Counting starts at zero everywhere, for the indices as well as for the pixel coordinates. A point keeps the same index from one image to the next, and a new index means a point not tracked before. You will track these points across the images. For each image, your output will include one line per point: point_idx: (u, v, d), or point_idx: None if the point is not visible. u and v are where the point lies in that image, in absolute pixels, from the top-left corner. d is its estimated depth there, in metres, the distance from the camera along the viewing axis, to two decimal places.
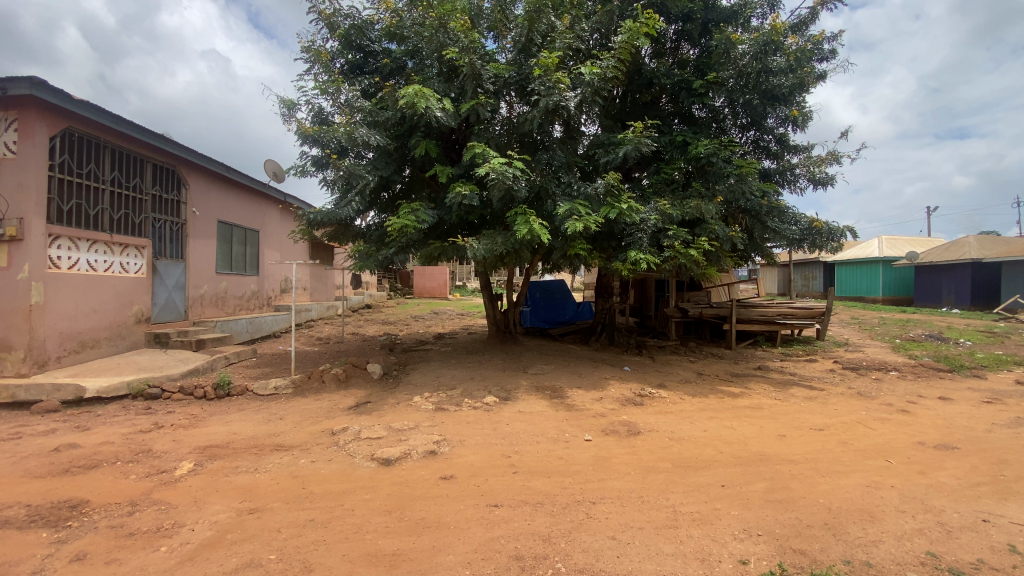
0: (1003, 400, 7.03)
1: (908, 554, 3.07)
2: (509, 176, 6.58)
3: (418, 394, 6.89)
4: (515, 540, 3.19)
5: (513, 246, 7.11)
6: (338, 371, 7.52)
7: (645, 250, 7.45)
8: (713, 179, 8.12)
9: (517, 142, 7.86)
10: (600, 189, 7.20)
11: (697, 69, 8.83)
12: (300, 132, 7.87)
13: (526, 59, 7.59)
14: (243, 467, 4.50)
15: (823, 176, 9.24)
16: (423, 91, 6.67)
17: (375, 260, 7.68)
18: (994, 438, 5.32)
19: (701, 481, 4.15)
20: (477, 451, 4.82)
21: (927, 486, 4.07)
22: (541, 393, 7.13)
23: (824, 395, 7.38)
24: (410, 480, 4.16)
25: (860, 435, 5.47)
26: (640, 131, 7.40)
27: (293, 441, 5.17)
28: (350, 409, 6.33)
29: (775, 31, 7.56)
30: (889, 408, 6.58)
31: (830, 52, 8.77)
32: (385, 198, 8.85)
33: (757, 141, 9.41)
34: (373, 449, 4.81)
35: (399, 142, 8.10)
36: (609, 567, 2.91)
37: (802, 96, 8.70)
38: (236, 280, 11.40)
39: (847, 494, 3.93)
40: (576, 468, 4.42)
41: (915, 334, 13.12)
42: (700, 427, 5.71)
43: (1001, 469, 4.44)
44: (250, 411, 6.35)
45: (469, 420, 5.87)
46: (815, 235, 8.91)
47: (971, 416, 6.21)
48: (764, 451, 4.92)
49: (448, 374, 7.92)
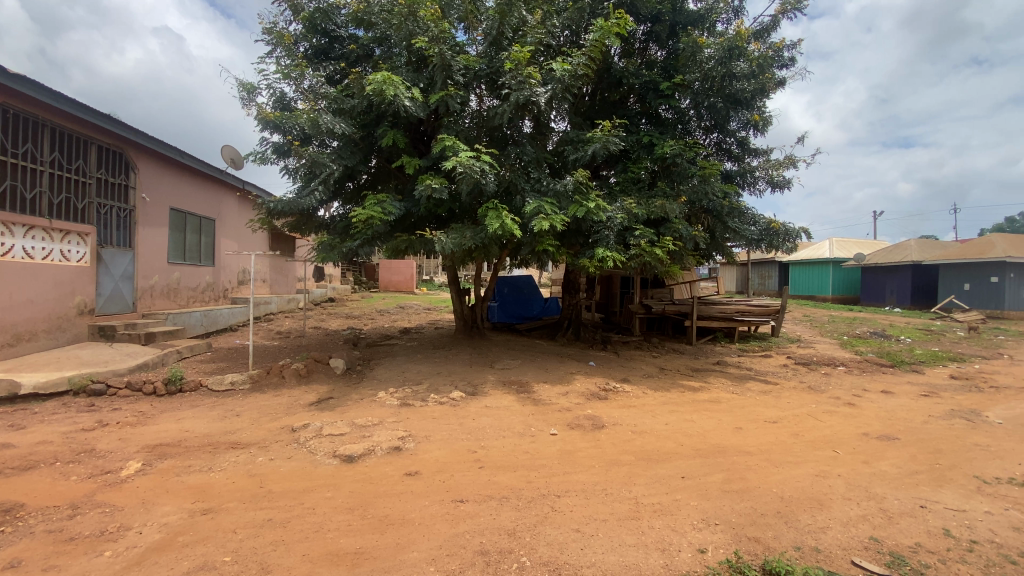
0: (938, 393, 7.51)
1: (853, 539, 3.24)
2: (478, 170, 6.50)
3: (382, 390, 6.75)
4: (480, 535, 3.17)
5: (481, 241, 7.06)
6: (298, 366, 7.30)
7: (612, 248, 7.54)
8: (678, 179, 8.33)
9: (486, 135, 7.78)
10: (569, 186, 7.23)
11: (665, 71, 9.02)
12: (260, 117, 7.60)
13: (497, 52, 7.52)
14: (196, 465, 4.31)
15: (781, 179, 9.59)
16: (391, 78, 6.53)
17: (339, 253, 7.48)
18: (929, 429, 5.67)
19: (663, 473, 4.25)
20: (442, 446, 4.78)
21: (870, 475, 4.30)
22: (508, 387, 7.13)
23: (778, 389, 7.69)
24: (374, 476, 4.08)
25: (810, 426, 5.74)
26: (608, 130, 7.48)
27: (251, 438, 4.98)
28: (311, 405, 6.15)
29: (739, 36, 7.92)
30: (837, 402, 6.92)
31: (790, 59, 9.10)
32: (350, 189, 8.64)
33: (719, 144, 9.63)
34: (336, 446, 4.69)
35: (365, 131, 7.88)
36: (572, 559, 2.94)
37: (763, 101, 8.98)
38: (189, 271, 10.87)
39: (798, 483, 4.10)
40: (542, 462, 4.45)
41: (861, 332, 13.85)
42: (662, 420, 5.84)
43: (936, 458, 4.73)
44: (204, 408, 6.08)
45: (435, 415, 5.80)
46: (773, 236, 9.20)
47: (910, 409, 6.60)
48: (722, 443, 5.08)
49: (413, 369, 7.81)
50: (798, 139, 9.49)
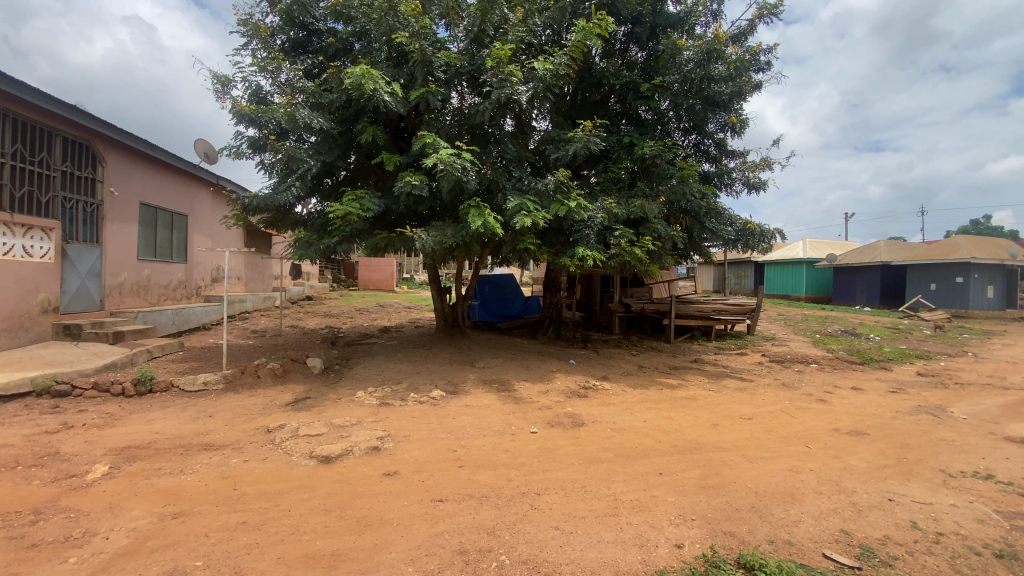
0: (905, 390, 7.77)
1: (824, 532, 3.32)
2: (459, 168, 6.46)
3: (360, 390, 6.67)
4: (459, 534, 3.16)
5: (462, 239, 7.01)
6: (274, 365, 7.16)
7: (592, 247, 7.58)
8: (657, 179, 8.42)
9: (467, 133, 7.74)
10: (550, 185, 7.23)
11: (645, 72, 9.11)
12: (234, 110, 7.41)
13: (478, 49, 7.48)
14: (167, 468, 4.19)
15: (757, 180, 9.77)
16: (371, 72, 6.44)
17: (316, 250, 7.35)
18: (897, 424, 5.86)
19: (641, 470, 4.30)
20: (421, 446, 4.74)
21: (840, 470, 4.43)
22: (489, 386, 7.11)
23: (753, 386, 7.86)
24: (351, 477, 4.03)
25: (784, 422, 5.87)
26: (589, 130, 7.52)
27: (224, 439, 4.87)
28: (287, 406, 6.03)
29: (717, 39, 8.04)
30: (810, 399, 7.09)
31: (766, 63, 9.27)
32: (328, 185, 8.49)
33: (698, 145, 9.76)
34: (313, 446, 4.62)
35: (344, 127, 7.76)
36: (551, 557, 2.94)
37: (740, 104, 9.13)
38: (160, 268, 10.55)
39: (772, 478, 4.19)
40: (522, 460, 4.45)
41: (833, 330, 14.23)
42: (640, 417, 5.91)
43: (904, 453, 4.89)
44: (175, 408, 5.92)
45: (415, 414, 5.75)
46: (749, 236, 9.35)
47: (879, 405, 6.81)
48: (698, 439, 5.16)
49: (393, 368, 7.73)
50: (773, 142, 9.67)
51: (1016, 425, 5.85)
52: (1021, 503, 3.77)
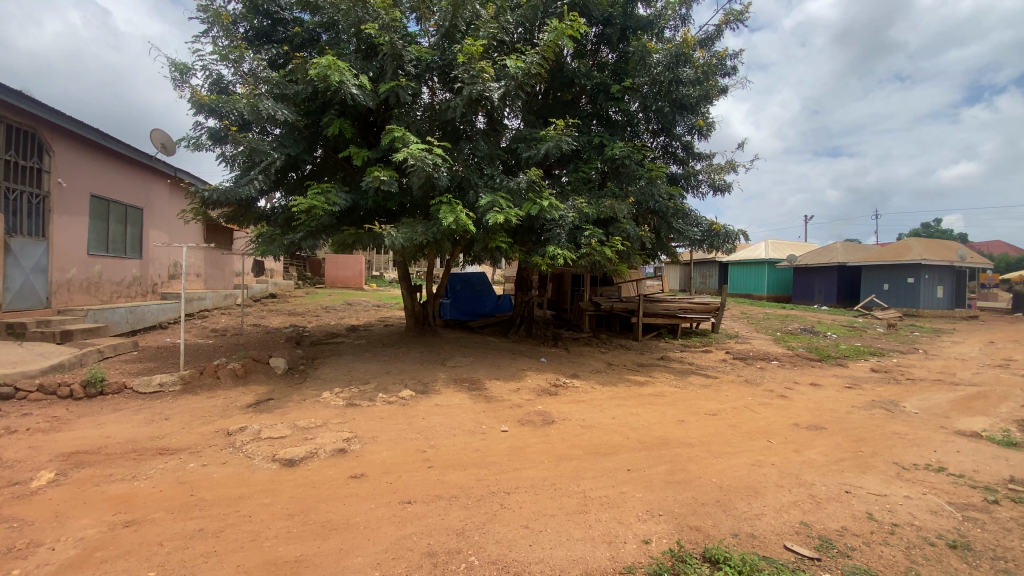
0: (860, 385, 8.12)
1: (785, 524, 3.42)
2: (430, 163, 6.37)
3: (327, 390, 6.50)
4: (427, 536, 3.11)
5: (433, 237, 6.92)
6: (235, 366, 6.89)
7: (563, 246, 7.61)
8: (626, 180, 8.53)
9: (438, 129, 7.64)
10: (523, 184, 7.21)
11: (615, 74, 9.22)
12: (194, 99, 7.11)
13: (449, 45, 7.40)
14: (119, 474, 3.97)
15: (722, 182, 10.02)
16: (337, 64, 6.27)
17: (280, 245, 7.12)
18: (853, 419, 6.11)
19: (610, 467, 4.34)
20: (390, 447, 4.65)
21: (800, 463, 4.58)
22: (460, 385, 7.04)
23: (717, 383, 8.08)
24: (316, 480, 3.91)
25: (747, 418, 6.04)
26: (561, 129, 7.54)
27: (181, 443, 4.66)
28: (249, 407, 5.82)
29: (685, 43, 8.20)
30: (772, 394, 7.33)
31: (732, 68, 9.51)
32: (293, 179, 8.24)
33: (666, 147, 9.93)
34: (276, 449, 4.47)
35: (310, 119, 7.55)
36: (521, 556, 2.93)
37: (707, 107, 9.32)
38: (113, 263, 10.02)
39: (735, 472, 4.30)
40: (492, 459, 4.42)
41: (794, 328, 14.76)
42: (609, 414, 5.97)
43: (859, 446, 5.10)
44: (127, 412, 5.61)
45: (382, 415, 5.64)
46: (714, 237, 9.56)
47: (836, 400, 7.09)
48: (666, 435, 5.25)
49: (361, 368, 7.57)
50: (738, 146, 9.94)
51: (963, 419, 6.19)
52: (970, 494, 3.97)
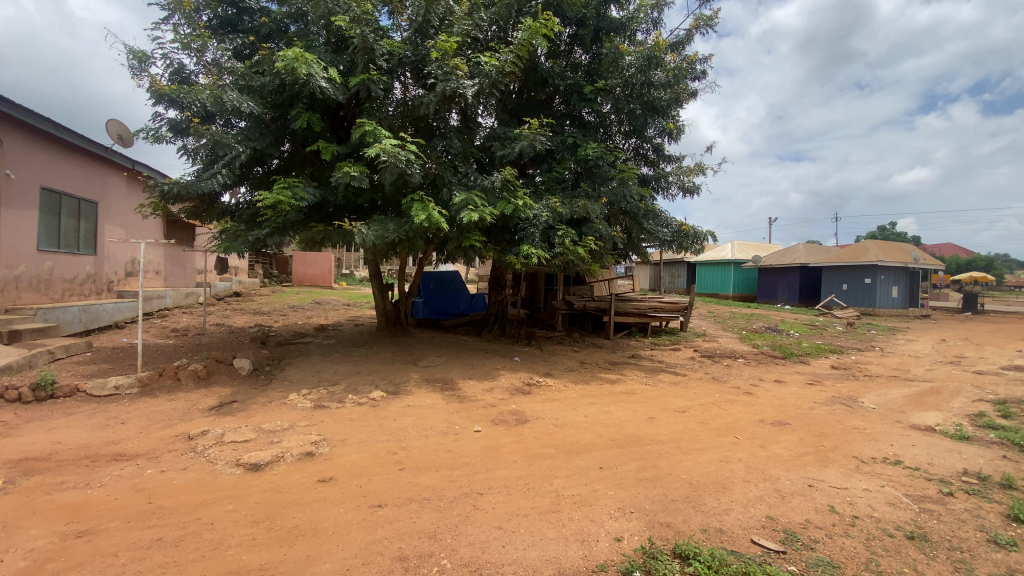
0: (821, 382, 8.43)
1: (752, 519, 3.50)
2: (403, 160, 6.26)
3: (294, 392, 6.32)
4: (398, 540, 3.04)
5: (405, 235, 6.80)
6: (196, 367, 6.62)
7: (537, 245, 7.62)
8: (598, 181, 8.60)
9: (411, 126, 7.52)
10: (497, 183, 7.17)
11: (588, 75, 9.29)
12: (153, 89, 6.80)
13: (422, 40, 7.29)
14: (70, 482, 3.75)
15: (691, 184, 10.22)
16: (305, 56, 6.10)
17: (245, 242, 6.88)
18: (814, 414, 6.33)
19: (582, 465, 4.36)
20: (359, 450, 4.55)
21: (766, 458, 4.70)
22: (432, 386, 6.96)
23: (686, 380, 8.25)
24: (283, 485, 3.79)
25: (715, 414, 6.17)
26: (535, 129, 7.54)
27: (138, 449, 4.44)
28: (212, 410, 5.61)
29: (657, 47, 8.32)
30: (738, 391, 7.52)
31: (702, 72, 9.71)
32: (259, 173, 7.99)
33: (637, 149, 10.05)
34: (240, 453, 4.31)
35: (278, 112, 7.33)
36: (494, 558, 2.90)
37: (677, 110, 9.48)
38: (65, 260, 9.50)
39: (704, 468, 4.38)
40: (465, 460, 4.38)
41: (758, 327, 15.22)
42: (582, 413, 6.01)
43: (821, 441, 5.28)
44: (80, 416, 5.31)
45: (352, 417, 5.52)
46: (683, 238, 9.73)
47: (798, 396, 7.33)
48: (636, 433, 5.31)
49: (330, 369, 7.39)
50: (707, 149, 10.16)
51: (917, 413, 6.49)
52: (926, 486, 4.14)
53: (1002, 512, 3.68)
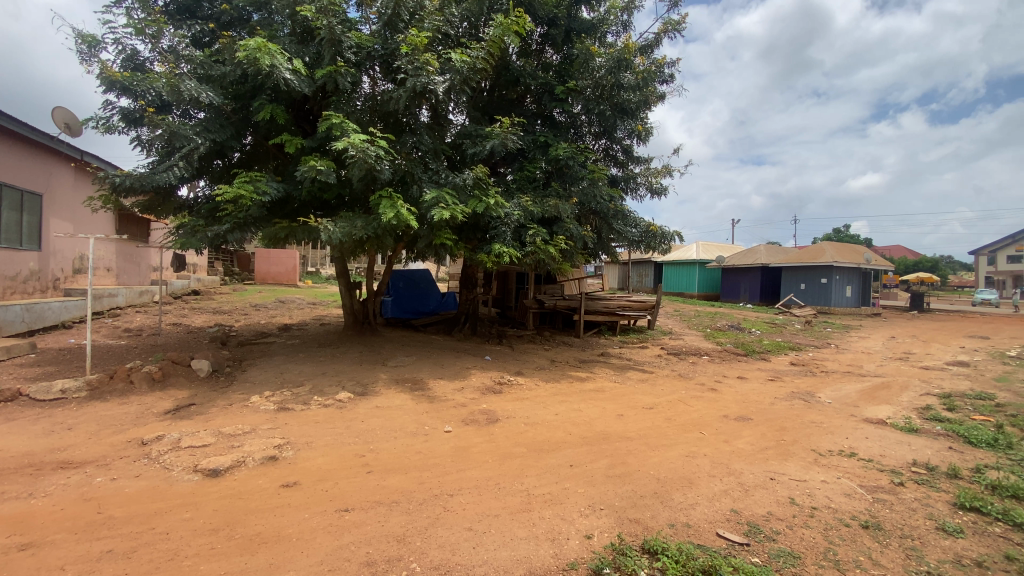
0: (781, 378, 8.75)
1: (717, 512, 3.59)
2: (372, 155, 6.13)
3: (256, 394, 6.11)
4: (366, 545, 2.97)
5: (373, 232, 6.66)
6: (151, 369, 6.29)
7: (508, 244, 7.60)
8: (569, 181, 8.66)
9: (380, 121, 7.38)
10: (468, 180, 7.11)
11: (559, 75, 9.33)
12: (103, 75, 6.43)
13: (391, 34, 7.17)
14: (10, 492, 3.50)
15: (659, 186, 10.41)
16: (268, 46, 5.89)
17: (203, 238, 6.59)
18: (775, 409, 6.56)
19: (553, 463, 4.37)
20: (325, 453, 4.42)
21: (730, 453, 4.83)
22: (401, 386, 6.85)
23: (654, 377, 8.41)
24: (244, 491, 3.64)
25: (681, 411, 6.31)
26: (507, 127, 7.51)
27: (86, 456, 4.18)
28: (168, 414, 5.35)
29: (626, 49, 8.43)
30: (703, 388, 7.72)
31: (670, 76, 9.89)
32: (219, 167, 7.68)
33: (607, 150, 10.16)
34: (198, 459, 4.13)
35: (239, 104, 7.06)
36: (464, 560, 2.86)
37: (646, 113, 9.64)
38: (5, 255, 8.91)
39: (671, 464, 4.46)
40: (435, 461, 4.32)
41: (722, 325, 15.67)
42: (552, 411, 6.03)
43: (781, 435, 5.46)
44: (22, 422, 4.98)
45: (318, 419, 5.37)
46: (651, 238, 9.90)
47: (760, 392, 7.58)
48: (606, 430, 5.37)
49: (294, 370, 7.18)
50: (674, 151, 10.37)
51: (869, 407, 6.81)
52: (879, 477, 4.34)
53: (948, 500, 3.89)
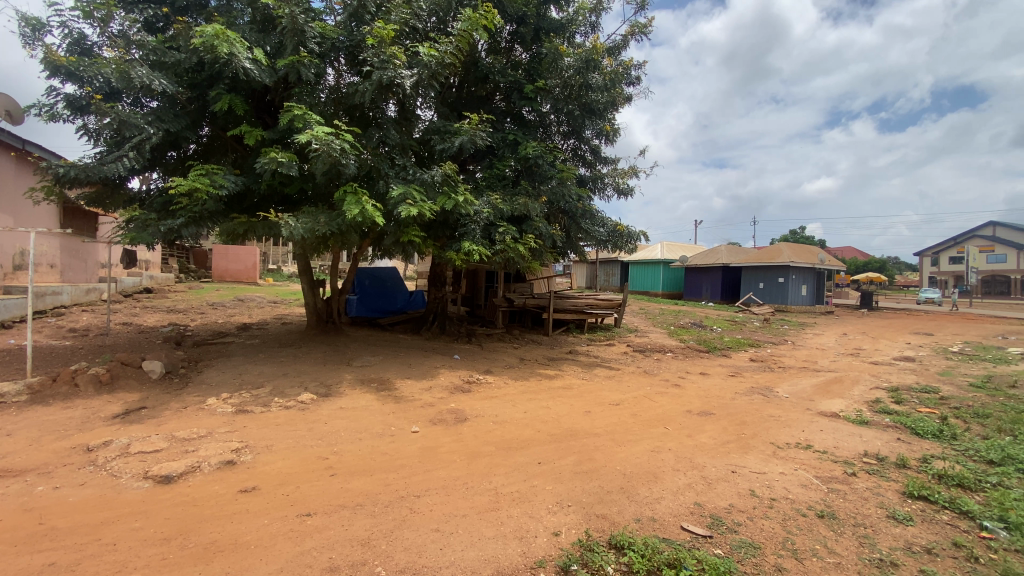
0: (741, 373, 9.04)
1: (682, 506, 3.66)
2: (337, 149, 5.96)
3: (213, 396, 5.86)
4: (329, 550, 2.89)
5: (337, 228, 6.48)
6: (98, 371, 5.95)
7: (477, 242, 7.55)
8: (538, 179, 8.68)
9: (345, 114, 7.20)
10: (437, 177, 7.02)
11: (529, 73, 9.34)
12: (45, 59, 6.02)
13: (357, 25, 7.00)
14: None
15: (625, 186, 10.57)
16: (227, 34, 5.65)
17: (155, 232, 6.26)
18: (736, 404, 6.77)
19: (521, 461, 4.36)
20: (286, 456, 4.28)
21: (693, 447, 4.95)
22: (367, 386, 6.71)
23: (620, 374, 8.54)
24: (200, 498, 3.48)
25: (647, 406, 6.43)
26: (476, 124, 7.45)
27: (25, 464, 3.91)
28: (117, 418, 5.07)
29: (595, 50, 8.49)
30: (667, 384, 7.89)
31: (636, 78, 10.04)
32: (173, 159, 7.32)
33: (576, 150, 10.23)
34: (149, 465, 3.92)
35: (195, 93, 6.75)
36: (431, 562, 2.82)
37: (613, 114, 9.76)
38: None
39: (637, 459, 4.53)
40: (401, 462, 4.25)
41: (685, 322, 16.08)
42: (520, 409, 6.03)
43: (741, 429, 5.64)
44: None
45: (279, 421, 5.19)
46: (618, 237, 10.02)
47: (721, 387, 7.81)
48: (573, 427, 5.41)
49: (254, 371, 6.92)
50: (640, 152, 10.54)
51: (823, 401, 7.11)
52: (833, 468, 4.54)
53: (898, 489, 4.10)
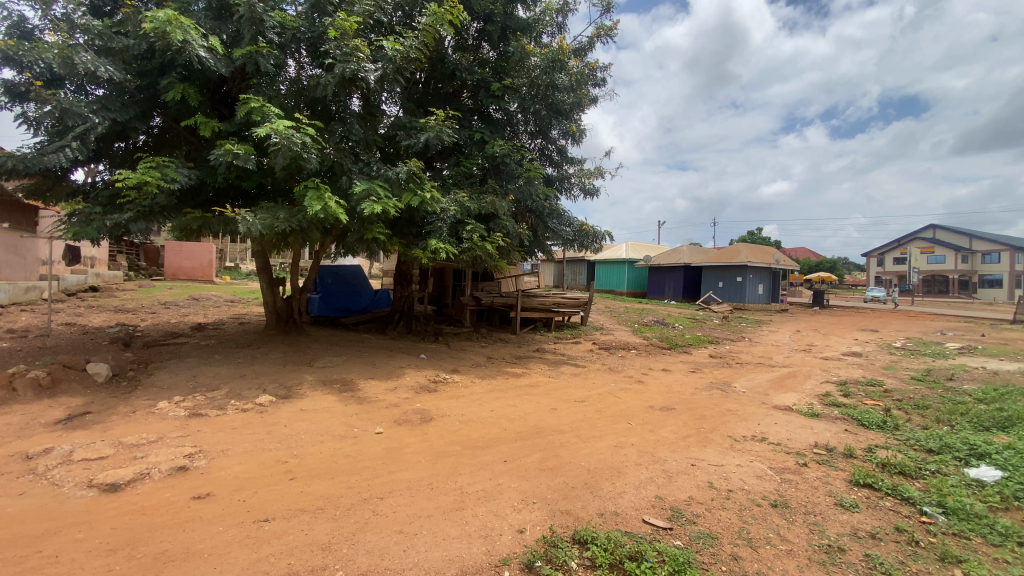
0: (701, 369, 9.32)
1: (643, 499, 3.75)
2: (298, 142, 5.79)
3: (165, 400, 5.60)
4: (287, 556, 2.81)
5: (298, 225, 6.30)
6: (37, 375, 5.60)
7: (444, 240, 7.48)
8: (505, 178, 8.70)
9: (307, 108, 7.00)
10: (402, 174, 6.93)
11: (496, 71, 9.33)
12: None
13: (320, 17, 6.82)
14: None
15: (591, 186, 10.70)
16: (180, 20, 5.41)
17: (101, 227, 5.93)
18: (696, 399, 6.97)
19: (487, 460, 4.36)
20: (243, 460, 4.14)
21: (655, 442, 5.07)
22: (329, 387, 6.56)
23: (585, 371, 8.66)
24: (149, 506, 3.32)
25: (611, 403, 6.54)
26: (442, 121, 7.38)
27: None
28: (59, 424, 4.77)
29: (560, 51, 8.44)
30: (631, 380, 8.05)
31: (602, 80, 10.17)
32: (121, 150, 6.96)
33: (543, 150, 10.29)
34: (94, 473, 3.72)
35: (145, 81, 6.43)
36: (394, 564, 2.78)
37: (579, 114, 9.85)
38: None
39: (601, 455, 4.60)
40: (365, 464, 4.18)
41: (649, 320, 16.45)
42: (487, 407, 6.02)
43: (701, 423, 5.81)
44: None
45: (236, 425, 5.01)
46: (584, 237, 10.14)
47: (682, 383, 8.03)
48: (539, 424, 5.44)
49: (209, 373, 6.65)
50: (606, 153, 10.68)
51: (778, 395, 7.42)
52: (786, 459, 4.74)
53: (845, 478, 4.32)
